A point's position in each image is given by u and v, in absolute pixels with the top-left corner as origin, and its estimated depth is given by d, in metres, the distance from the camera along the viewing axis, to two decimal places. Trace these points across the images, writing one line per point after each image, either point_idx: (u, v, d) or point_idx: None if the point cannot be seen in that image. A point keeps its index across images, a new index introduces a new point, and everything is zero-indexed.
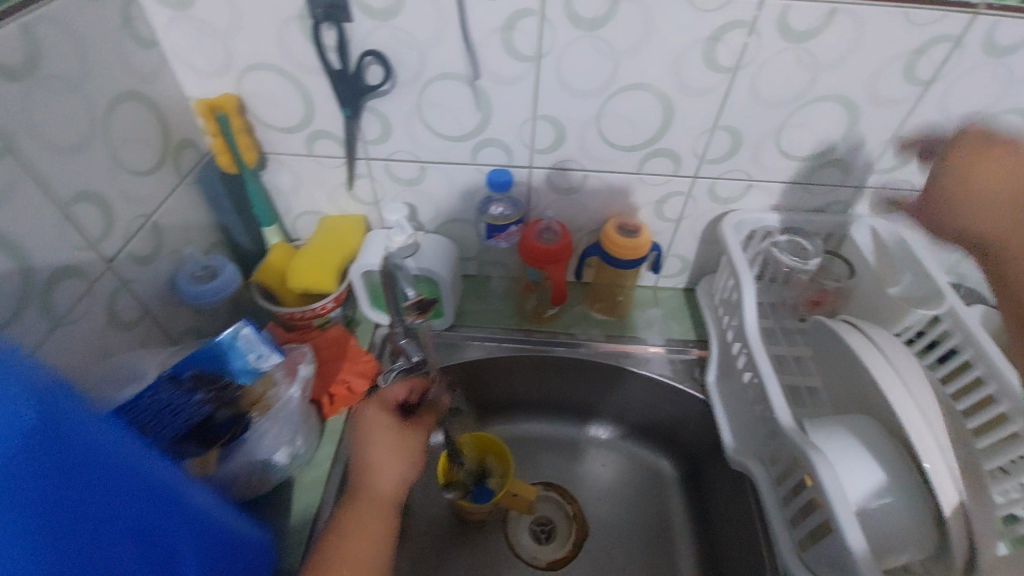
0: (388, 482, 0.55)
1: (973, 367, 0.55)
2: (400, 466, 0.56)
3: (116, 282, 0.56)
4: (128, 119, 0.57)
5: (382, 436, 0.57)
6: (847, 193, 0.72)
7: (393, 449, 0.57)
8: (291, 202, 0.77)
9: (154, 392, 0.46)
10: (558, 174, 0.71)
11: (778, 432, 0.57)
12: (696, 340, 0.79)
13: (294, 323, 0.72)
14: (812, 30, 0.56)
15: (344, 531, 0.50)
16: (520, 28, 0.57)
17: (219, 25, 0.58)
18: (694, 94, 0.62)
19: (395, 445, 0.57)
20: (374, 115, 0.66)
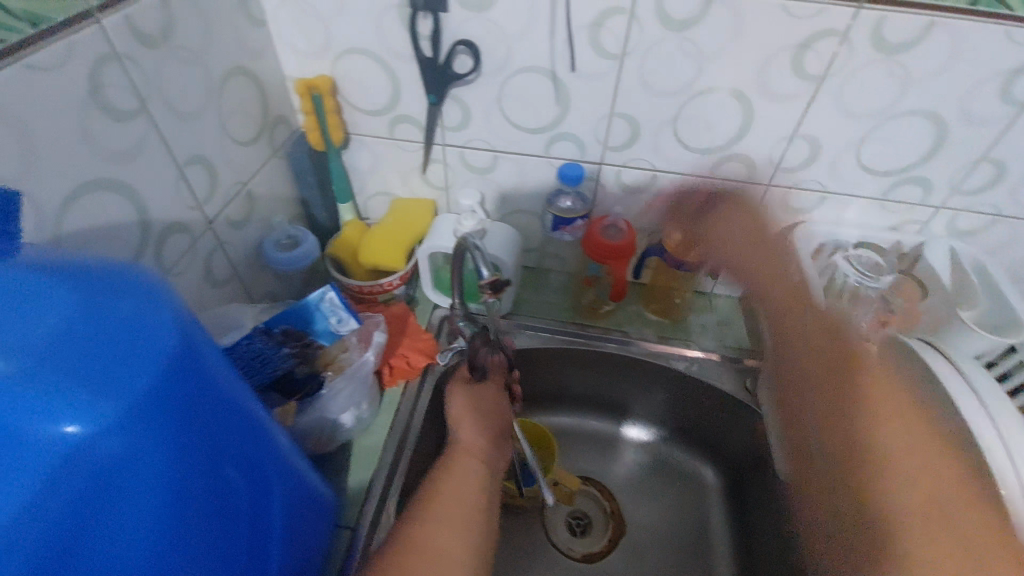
0: (475, 441, 0.61)
1: None
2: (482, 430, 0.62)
3: (214, 241, 0.60)
4: (236, 92, 0.61)
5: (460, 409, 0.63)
6: (925, 214, 0.70)
7: (472, 417, 0.63)
8: (368, 182, 0.81)
9: (249, 341, 0.53)
10: (628, 173, 0.72)
11: (837, 445, 0.56)
12: (752, 350, 0.78)
13: (361, 296, 0.75)
14: (907, 43, 0.55)
15: (439, 478, 0.56)
16: (608, 26, 0.59)
17: (324, 9, 0.62)
18: (776, 100, 0.62)
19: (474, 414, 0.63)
20: (456, 103, 0.68)
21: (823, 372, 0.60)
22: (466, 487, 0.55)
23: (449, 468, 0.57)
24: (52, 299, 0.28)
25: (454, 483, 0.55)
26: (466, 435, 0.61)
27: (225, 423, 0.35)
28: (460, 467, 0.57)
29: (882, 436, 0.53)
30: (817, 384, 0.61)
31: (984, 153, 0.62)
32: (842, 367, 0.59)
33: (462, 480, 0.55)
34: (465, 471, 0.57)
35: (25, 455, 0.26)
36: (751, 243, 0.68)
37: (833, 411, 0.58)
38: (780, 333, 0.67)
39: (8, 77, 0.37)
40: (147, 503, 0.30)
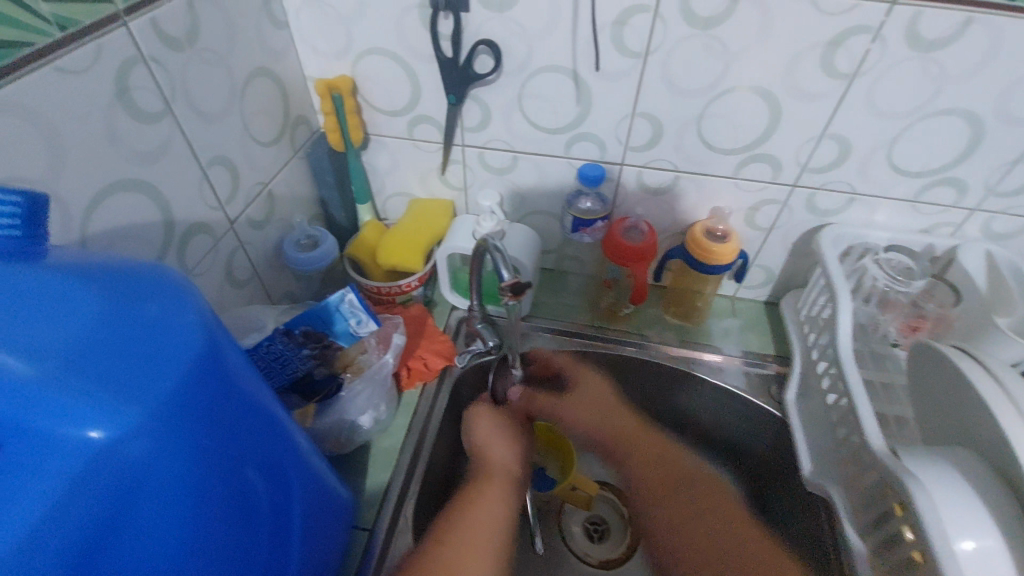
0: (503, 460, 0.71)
1: None
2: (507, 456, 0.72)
3: (235, 241, 0.61)
4: (259, 93, 0.61)
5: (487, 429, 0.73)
6: (959, 216, 0.67)
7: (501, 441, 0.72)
8: (386, 182, 0.81)
9: (270, 342, 0.53)
10: (650, 174, 0.71)
11: (866, 455, 0.54)
12: (775, 355, 0.77)
13: (379, 297, 0.75)
14: (943, 39, 0.53)
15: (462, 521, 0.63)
16: (632, 24, 0.57)
17: (345, 10, 0.62)
18: (804, 99, 0.60)
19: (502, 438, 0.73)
20: (476, 103, 0.68)
21: (661, 480, 0.76)
22: (486, 524, 0.64)
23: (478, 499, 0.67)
24: (78, 301, 0.27)
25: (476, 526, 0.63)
26: (496, 459, 0.71)
27: (246, 425, 0.35)
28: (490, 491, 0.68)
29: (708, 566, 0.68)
30: (667, 491, 0.75)
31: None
32: (690, 480, 0.75)
33: (479, 528, 0.63)
34: (484, 518, 0.64)
35: (50, 457, 0.25)
36: (604, 412, 0.79)
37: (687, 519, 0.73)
38: (635, 460, 0.79)
39: (37, 80, 0.38)
40: (170, 506, 0.29)
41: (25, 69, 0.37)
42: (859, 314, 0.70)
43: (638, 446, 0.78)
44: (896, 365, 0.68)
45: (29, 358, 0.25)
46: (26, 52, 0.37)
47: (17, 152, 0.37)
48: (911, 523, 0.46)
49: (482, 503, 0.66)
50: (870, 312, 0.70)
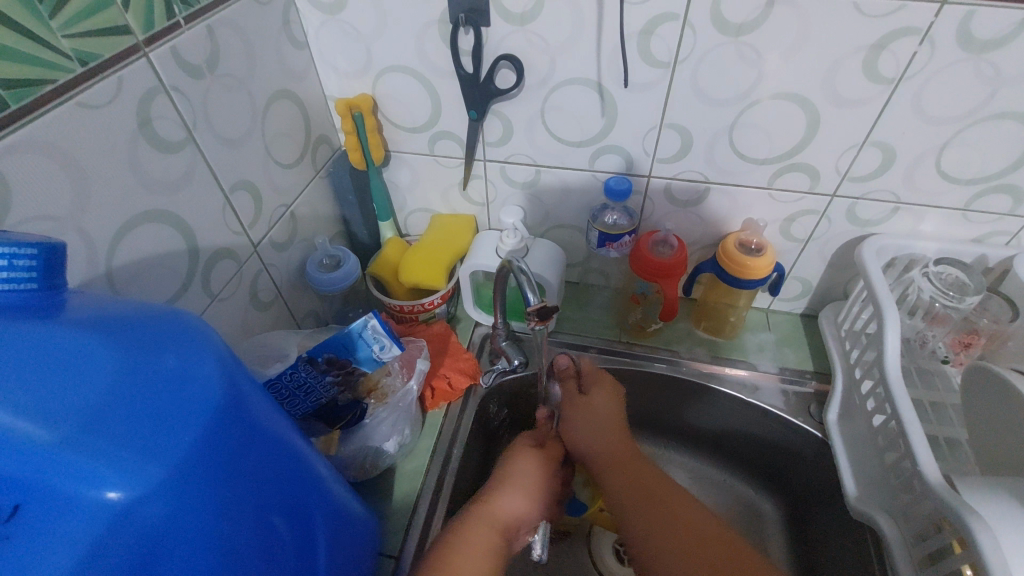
0: (506, 506, 0.57)
1: None
2: (520, 502, 0.58)
3: (258, 265, 0.61)
4: (279, 115, 0.61)
5: (517, 464, 0.62)
6: (1014, 224, 0.63)
7: (523, 483, 0.60)
8: (407, 198, 0.80)
9: (294, 370, 0.52)
10: (679, 186, 0.68)
11: (917, 484, 0.51)
12: (814, 372, 0.73)
13: (402, 315, 0.74)
14: (999, 38, 0.49)
15: (459, 551, 0.51)
16: (659, 33, 0.55)
17: (365, 28, 0.61)
18: (844, 105, 0.57)
19: (522, 481, 0.60)
20: (498, 118, 0.67)
21: (635, 492, 0.57)
22: (487, 550, 0.52)
23: (470, 535, 0.53)
24: (94, 356, 0.27)
25: (476, 553, 0.51)
26: (505, 502, 0.57)
27: (270, 469, 0.34)
28: (484, 534, 0.53)
29: (661, 543, 0.52)
30: (644, 502, 0.56)
31: None
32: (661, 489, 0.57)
33: (483, 553, 0.51)
34: (484, 545, 0.52)
35: (68, 521, 0.24)
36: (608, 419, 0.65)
37: (649, 522, 0.54)
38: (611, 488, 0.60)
39: (59, 117, 0.37)
40: (192, 563, 0.28)
41: (45, 109, 0.37)
42: (904, 328, 0.67)
43: (619, 475, 0.60)
44: (946, 384, 0.65)
45: (45, 424, 0.24)
46: (48, 89, 0.37)
47: (41, 190, 0.37)
48: (970, 562, 0.43)
49: (471, 541, 0.52)
50: (917, 327, 0.66)
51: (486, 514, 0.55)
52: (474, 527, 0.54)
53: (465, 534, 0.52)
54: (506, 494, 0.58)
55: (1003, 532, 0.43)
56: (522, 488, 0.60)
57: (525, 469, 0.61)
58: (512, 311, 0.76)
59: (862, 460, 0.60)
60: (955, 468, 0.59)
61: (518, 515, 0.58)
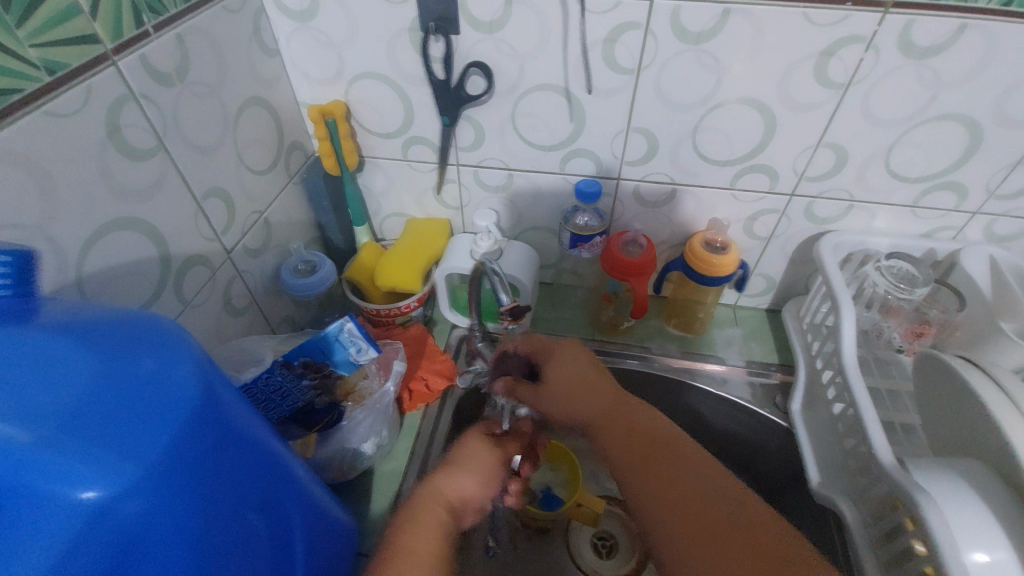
0: (455, 486, 0.56)
1: None
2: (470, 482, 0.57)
3: (232, 271, 0.61)
4: (252, 122, 0.62)
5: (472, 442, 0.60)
6: (959, 219, 0.67)
7: (475, 462, 0.59)
8: (381, 203, 0.81)
9: (269, 374, 0.53)
10: (646, 188, 0.71)
11: (873, 467, 0.53)
12: (779, 364, 0.76)
13: (378, 319, 0.74)
14: (937, 46, 0.53)
15: (407, 529, 0.50)
16: (622, 41, 0.57)
17: (337, 35, 0.62)
18: (797, 109, 0.60)
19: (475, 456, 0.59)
20: (470, 123, 0.68)
21: (633, 461, 0.55)
22: (439, 529, 0.51)
23: (418, 513, 0.52)
24: (72, 359, 0.27)
25: (425, 531, 0.51)
26: (456, 479, 0.57)
27: (248, 467, 0.35)
28: (432, 511, 0.52)
29: (661, 521, 0.50)
30: (648, 470, 0.53)
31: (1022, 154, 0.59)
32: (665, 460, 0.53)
33: (433, 530, 0.51)
34: (435, 522, 0.52)
35: (45, 520, 0.25)
36: (579, 387, 0.61)
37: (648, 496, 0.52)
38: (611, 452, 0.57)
39: (28, 126, 0.38)
40: (169, 561, 0.29)
41: (15, 116, 0.37)
42: (861, 320, 0.70)
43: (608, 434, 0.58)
44: (900, 372, 0.68)
45: (22, 425, 0.25)
46: (15, 98, 0.37)
47: (12, 199, 0.37)
48: (922, 540, 0.46)
49: (422, 522, 0.51)
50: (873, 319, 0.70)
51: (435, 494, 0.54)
52: (424, 508, 0.53)
53: (414, 511, 0.52)
54: (459, 474, 0.57)
55: (949, 510, 0.46)
56: (476, 471, 0.58)
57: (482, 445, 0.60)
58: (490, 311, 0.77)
59: (824, 447, 0.63)
60: (910, 451, 0.62)
61: (469, 491, 0.57)
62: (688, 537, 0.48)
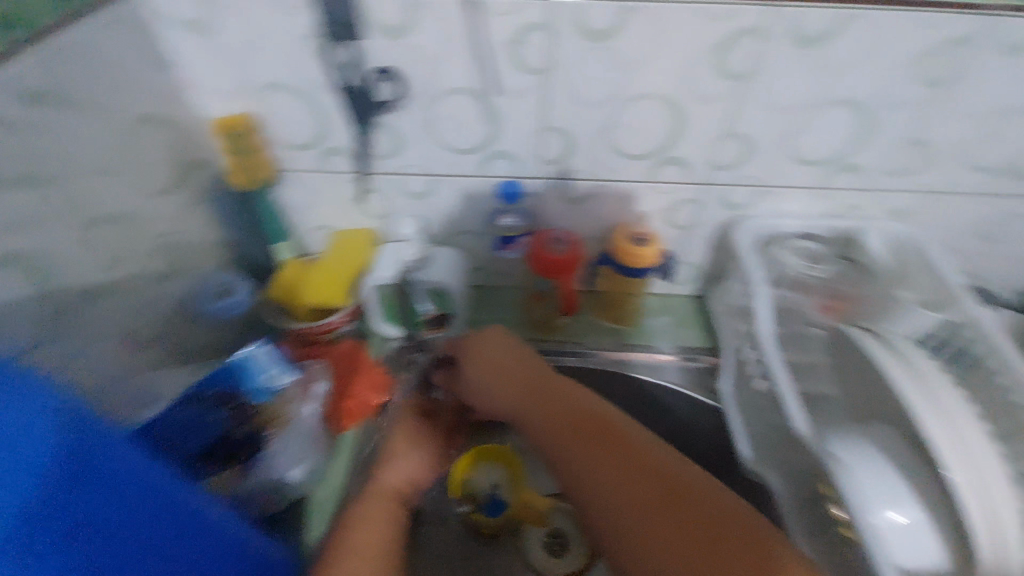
0: (394, 478, 0.58)
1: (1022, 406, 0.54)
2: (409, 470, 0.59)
3: (133, 302, 0.58)
4: (144, 141, 0.58)
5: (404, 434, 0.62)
6: (858, 198, 0.71)
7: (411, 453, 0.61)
8: (299, 217, 0.77)
9: (177, 408, 0.53)
10: (568, 185, 0.71)
11: (794, 441, 0.56)
12: (708, 348, 0.78)
13: (305, 338, 0.70)
14: (822, 36, 0.56)
15: (353, 525, 0.51)
16: (528, 41, 0.57)
17: (233, 46, 0.59)
18: (702, 101, 0.62)
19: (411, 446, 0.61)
20: (384, 130, 0.66)
21: (562, 438, 0.55)
22: (385, 521, 0.53)
23: (362, 508, 0.53)
24: None
25: (372, 525, 0.52)
26: (396, 472, 0.58)
27: (136, 510, 0.33)
28: (377, 505, 0.54)
29: (594, 495, 0.51)
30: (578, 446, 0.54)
31: (906, 134, 0.64)
32: (605, 432, 0.54)
33: (380, 523, 0.52)
34: (381, 515, 0.53)
35: None
36: (508, 370, 0.62)
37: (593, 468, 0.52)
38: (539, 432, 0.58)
39: None
40: None
41: None
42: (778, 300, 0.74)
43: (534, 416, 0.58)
44: None
45: None
46: None
47: None
48: (842, 505, 0.48)
49: (367, 517, 0.53)
50: None
51: (378, 488, 0.56)
52: (367, 503, 0.54)
53: (358, 507, 0.53)
54: (397, 465, 0.59)
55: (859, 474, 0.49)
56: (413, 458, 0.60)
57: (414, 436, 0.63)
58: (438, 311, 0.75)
59: (752, 425, 0.65)
60: None
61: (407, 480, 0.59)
62: (626, 510, 0.49)
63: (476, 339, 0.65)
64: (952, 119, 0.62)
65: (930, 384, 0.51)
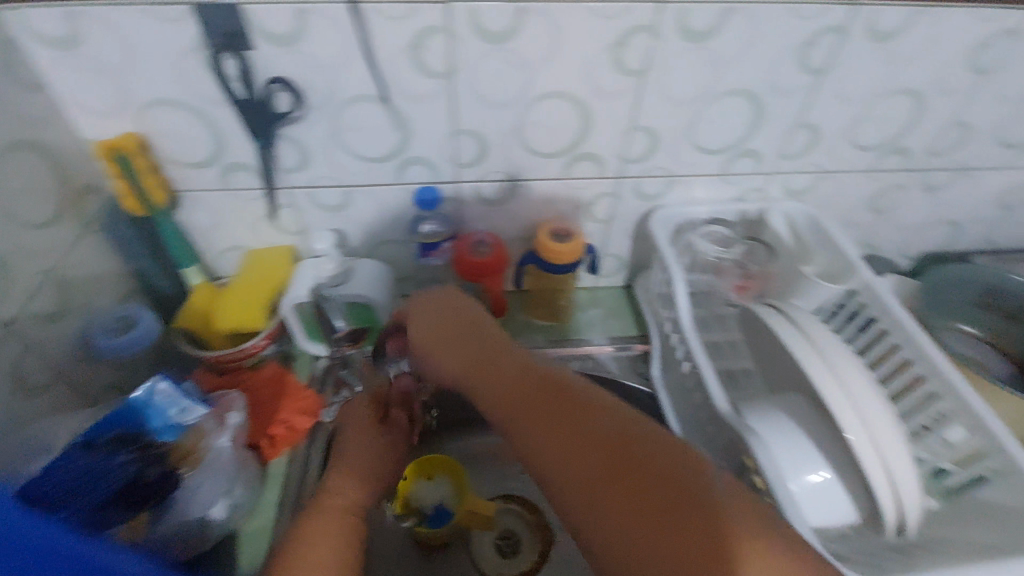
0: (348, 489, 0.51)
1: (914, 364, 0.59)
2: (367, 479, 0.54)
3: (20, 345, 0.53)
4: (16, 169, 0.53)
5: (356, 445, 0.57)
6: (761, 181, 0.75)
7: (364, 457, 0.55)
8: (208, 239, 0.73)
9: (69, 462, 0.44)
10: (486, 188, 0.71)
11: (716, 418, 0.58)
12: (638, 336, 0.81)
13: (223, 366, 0.67)
14: (710, 30, 0.58)
15: (303, 540, 0.44)
16: (428, 45, 0.57)
17: (111, 63, 0.55)
18: (607, 97, 0.63)
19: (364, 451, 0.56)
20: (289, 143, 0.64)
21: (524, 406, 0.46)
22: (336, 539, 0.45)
23: (312, 522, 0.47)
24: None
25: (324, 536, 0.45)
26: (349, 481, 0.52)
27: None
28: (329, 516, 0.47)
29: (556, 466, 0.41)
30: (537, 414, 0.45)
31: (797, 119, 0.68)
32: (555, 389, 0.47)
33: (335, 532, 0.45)
34: (334, 525, 0.46)
35: None
36: (452, 332, 0.56)
37: (539, 427, 0.44)
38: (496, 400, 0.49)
39: None
40: None
41: None
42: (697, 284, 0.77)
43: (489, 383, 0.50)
44: None
45: None
46: None
47: None
48: (759, 475, 0.51)
49: (318, 531, 0.45)
50: None
51: (328, 503, 0.49)
52: (317, 517, 0.47)
53: (308, 521, 0.46)
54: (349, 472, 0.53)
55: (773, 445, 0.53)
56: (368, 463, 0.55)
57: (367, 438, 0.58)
58: (358, 320, 0.73)
59: (680, 406, 0.68)
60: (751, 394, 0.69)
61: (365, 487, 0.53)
62: (586, 479, 0.39)
63: (418, 305, 0.59)
64: (836, 104, 0.67)
65: (831, 353, 0.55)
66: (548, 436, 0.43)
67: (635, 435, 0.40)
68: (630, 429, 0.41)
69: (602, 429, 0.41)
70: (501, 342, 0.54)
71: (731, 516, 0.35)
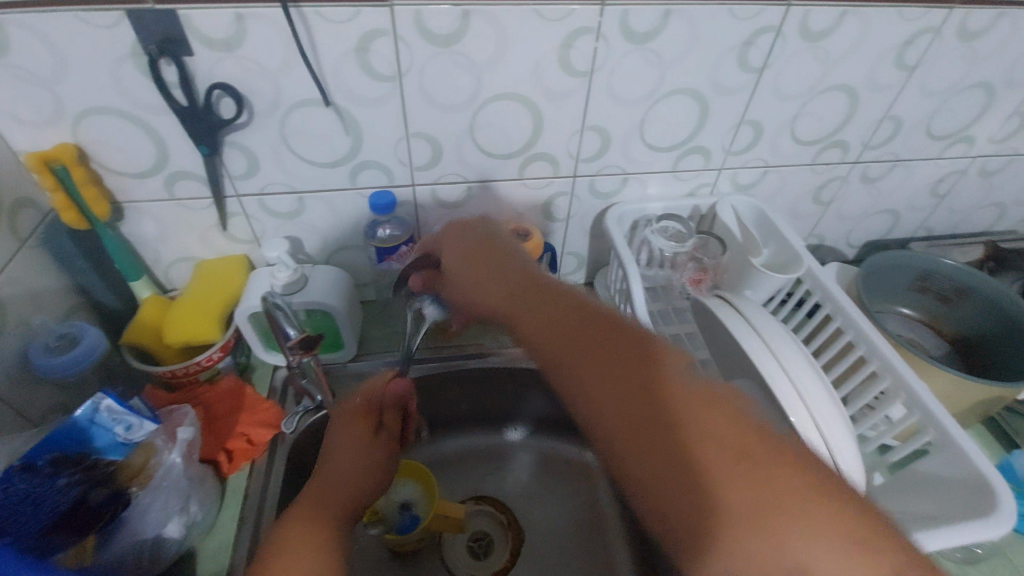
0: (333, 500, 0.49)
1: (856, 346, 0.62)
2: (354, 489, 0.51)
3: None
4: None
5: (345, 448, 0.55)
6: (710, 176, 0.77)
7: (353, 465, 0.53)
8: (158, 250, 0.71)
9: (8, 484, 0.43)
10: (443, 190, 0.71)
11: None
12: None
13: (176, 381, 0.65)
14: (652, 31, 0.60)
15: (280, 553, 0.41)
16: (374, 48, 0.56)
17: (43, 72, 0.53)
18: (556, 98, 0.64)
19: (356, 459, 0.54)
20: (237, 149, 0.62)
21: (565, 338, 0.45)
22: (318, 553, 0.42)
23: (291, 533, 0.44)
24: None
25: (302, 549, 0.42)
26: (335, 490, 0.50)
27: None
28: (308, 526, 0.44)
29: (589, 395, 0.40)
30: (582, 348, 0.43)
31: (740, 115, 0.70)
32: (597, 326, 0.44)
33: (314, 545, 0.43)
34: (314, 537, 0.44)
35: None
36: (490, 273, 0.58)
37: (574, 362, 0.43)
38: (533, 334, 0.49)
39: None
40: None
41: None
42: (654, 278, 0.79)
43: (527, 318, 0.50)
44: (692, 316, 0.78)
45: None
46: None
47: None
48: None
49: (298, 542, 0.42)
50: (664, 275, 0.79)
51: (312, 512, 0.46)
52: (299, 527, 0.44)
53: (288, 532, 0.43)
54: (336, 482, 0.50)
55: None
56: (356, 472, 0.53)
57: (363, 444, 0.56)
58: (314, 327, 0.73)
59: None
60: None
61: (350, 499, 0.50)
62: (617, 412, 0.38)
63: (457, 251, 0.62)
64: (776, 100, 0.69)
65: (775, 340, 0.57)
66: (583, 367, 0.42)
67: (672, 385, 0.37)
68: (669, 377, 0.38)
69: (634, 379, 0.39)
70: (536, 285, 0.53)
71: (735, 482, 0.32)
